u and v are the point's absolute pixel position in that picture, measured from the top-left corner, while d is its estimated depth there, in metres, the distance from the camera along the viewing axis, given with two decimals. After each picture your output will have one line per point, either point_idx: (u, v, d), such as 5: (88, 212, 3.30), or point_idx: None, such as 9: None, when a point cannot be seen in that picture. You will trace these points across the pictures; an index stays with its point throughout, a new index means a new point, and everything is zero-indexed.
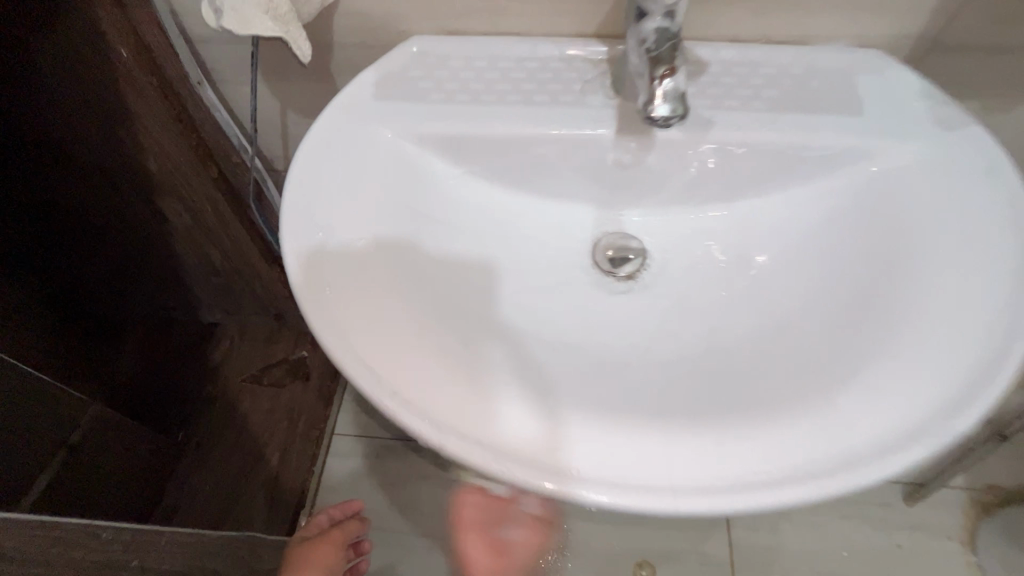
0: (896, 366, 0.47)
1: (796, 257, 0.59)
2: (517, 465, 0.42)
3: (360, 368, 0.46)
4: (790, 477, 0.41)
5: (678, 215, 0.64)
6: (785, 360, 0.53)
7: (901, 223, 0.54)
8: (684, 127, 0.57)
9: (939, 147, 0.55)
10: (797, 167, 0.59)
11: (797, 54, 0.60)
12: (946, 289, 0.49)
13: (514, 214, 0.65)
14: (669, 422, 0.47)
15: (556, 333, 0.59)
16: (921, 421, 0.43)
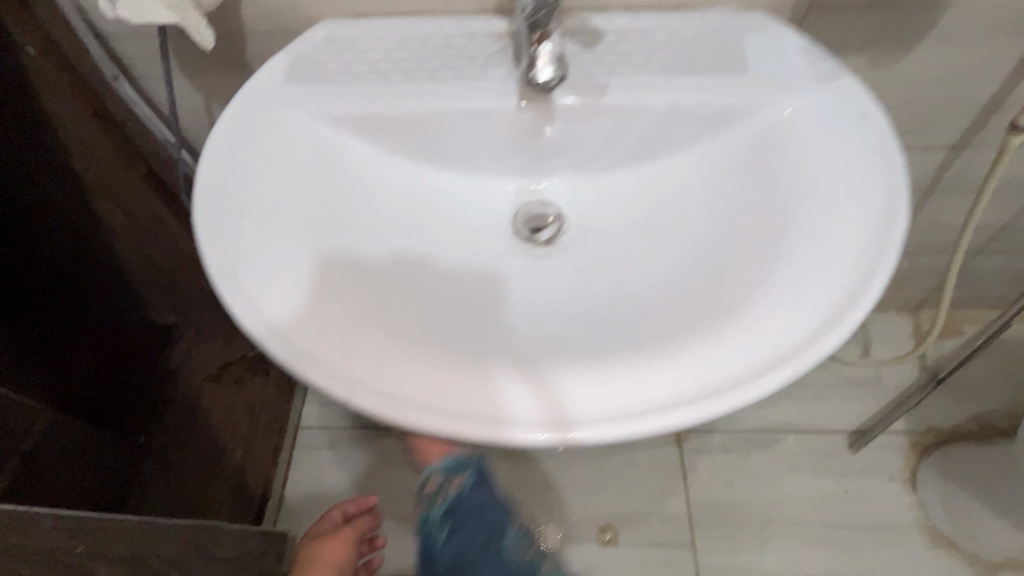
0: (773, 296, 0.51)
1: (696, 208, 0.62)
2: (435, 416, 0.46)
3: (280, 342, 0.49)
4: (675, 403, 0.47)
5: (591, 180, 0.68)
6: (681, 300, 0.57)
7: (784, 168, 0.58)
8: (581, 94, 0.60)
9: (818, 98, 0.59)
10: (693, 125, 0.62)
11: (685, 19, 0.63)
12: (820, 225, 0.54)
13: (435, 190, 0.67)
14: (571, 362, 0.51)
15: (474, 294, 0.61)
16: (791, 342, 0.48)
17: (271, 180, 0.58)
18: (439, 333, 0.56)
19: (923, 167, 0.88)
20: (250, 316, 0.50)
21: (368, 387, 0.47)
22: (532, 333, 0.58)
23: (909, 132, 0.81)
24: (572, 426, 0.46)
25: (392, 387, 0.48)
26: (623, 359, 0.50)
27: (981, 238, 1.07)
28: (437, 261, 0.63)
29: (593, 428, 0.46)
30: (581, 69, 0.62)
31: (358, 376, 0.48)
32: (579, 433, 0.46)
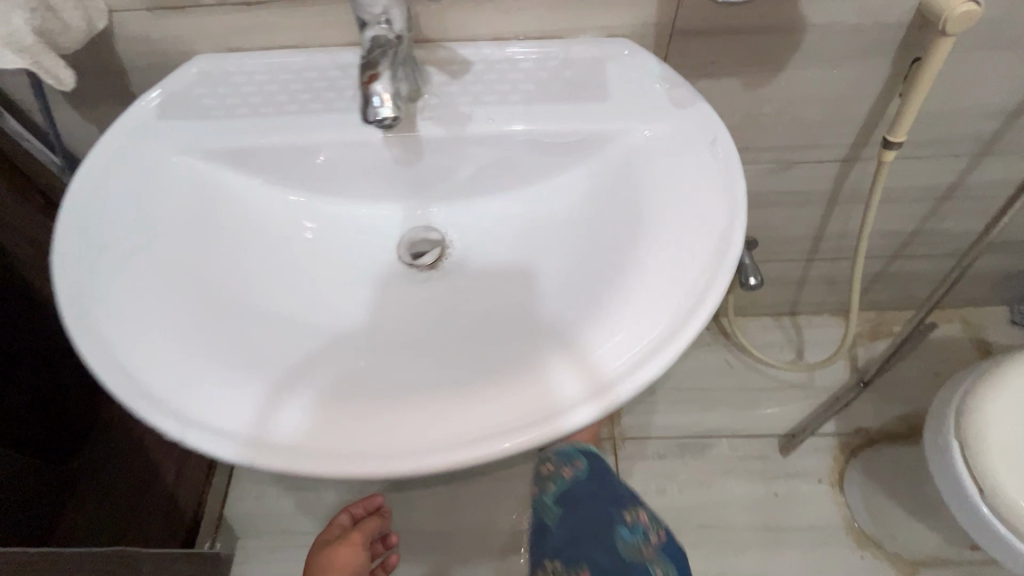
0: (663, 254, 0.55)
1: (568, 230, 0.64)
2: (499, 442, 0.47)
3: (308, 457, 0.47)
4: (659, 339, 0.51)
5: (471, 205, 0.69)
6: (576, 296, 0.59)
7: (639, 178, 0.60)
8: (444, 124, 0.62)
9: (672, 115, 0.61)
10: (559, 151, 0.63)
11: (552, 49, 0.65)
12: (677, 197, 0.57)
13: (322, 218, 0.68)
14: (471, 381, 0.53)
15: (347, 323, 0.63)
16: (707, 259, 0.54)
17: (137, 219, 0.59)
18: (313, 367, 0.56)
19: (822, 178, 0.90)
20: (270, 450, 0.47)
21: (414, 451, 0.47)
22: (408, 357, 0.59)
23: (799, 147, 0.83)
24: (615, 388, 0.49)
25: (250, 428, 0.49)
26: (621, 329, 0.52)
27: (894, 244, 1.10)
28: (320, 289, 0.64)
29: (634, 381, 0.49)
30: (446, 99, 0.63)
31: (396, 447, 0.48)
32: (627, 391, 0.49)
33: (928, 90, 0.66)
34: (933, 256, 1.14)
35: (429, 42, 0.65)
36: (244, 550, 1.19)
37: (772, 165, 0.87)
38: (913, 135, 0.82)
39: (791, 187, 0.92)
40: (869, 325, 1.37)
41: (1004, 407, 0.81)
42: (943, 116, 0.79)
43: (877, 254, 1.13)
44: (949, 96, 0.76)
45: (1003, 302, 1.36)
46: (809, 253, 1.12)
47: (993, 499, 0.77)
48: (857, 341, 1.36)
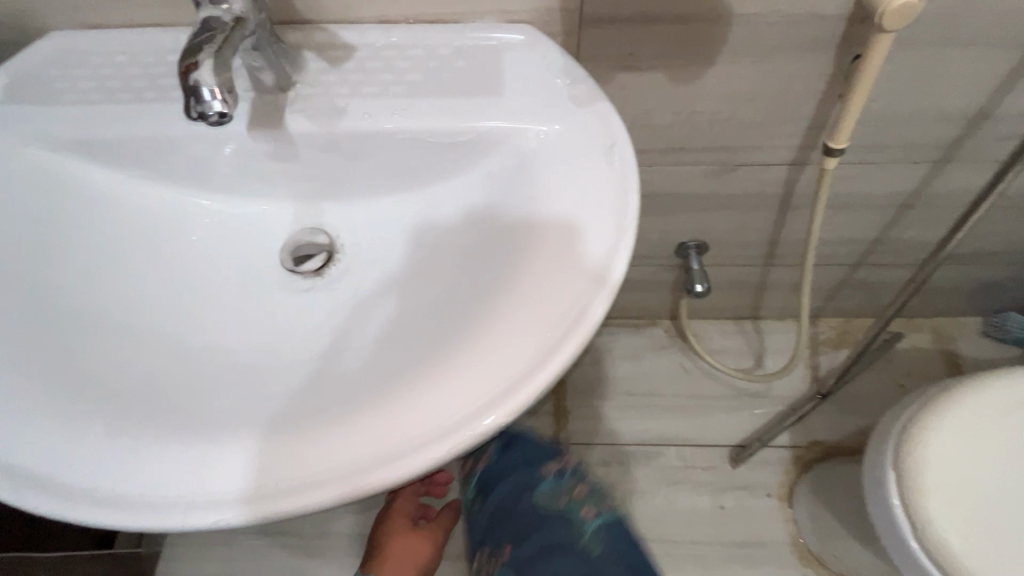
0: (570, 192, 0.52)
1: (461, 227, 0.59)
2: (529, 378, 0.44)
3: (355, 478, 0.42)
4: (613, 233, 0.49)
5: (364, 206, 0.64)
6: (488, 269, 0.54)
7: (527, 163, 0.55)
8: (315, 119, 0.55)
9: (566, 104, 0.54)
10: (448, 152, 0.57)
11: (446, 35, 0.58)
12: (562, 151, 0.53)
13: (196, 221, 0.63)
14: (411, 373, 0.50)
15: (219, 337, 0.58)
16: (614, 160, 0.52)
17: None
18: (181, 395, 0.52)
19: (769, 183, 0.83)
20: (304, 490, 0.42)
21: (454, 421, 0.44)
22: (295, 377, 0.55)
23: (741, 148, 0.76)
24: (611, 270, 0.47)
25: (80, 479, 0.44)
26: (589, 239, 0.49)
27: (855, 252, 1.03)
28: (199, 301, 0.59)
29: (625, 256, 0.48)
30: (321, 87, 0.56)
31: (432, 428, 0.44)
32: (623, 272, 0.47)
33: (869, 91, 0.59)
34: (898, 265, 1.07)
35: (308, 22, 0.58)
36: (171, 547, 1.15)
37: (713, 166, 0.80)
38: (866, 140, 0.74)
39: (738, 190, 0.85)
40: (834, 333, 1.31)
41: (945, 441, 0.76)
42: (898, 121, 0.71)
43: (839, 261, 1.07)
44: (904, 99, 0.68)
45: (977, 313, 1.30)
46: (765, 259, 1.06)
47: (924, 536, 0.72)
48: (820, 350, 1.30)
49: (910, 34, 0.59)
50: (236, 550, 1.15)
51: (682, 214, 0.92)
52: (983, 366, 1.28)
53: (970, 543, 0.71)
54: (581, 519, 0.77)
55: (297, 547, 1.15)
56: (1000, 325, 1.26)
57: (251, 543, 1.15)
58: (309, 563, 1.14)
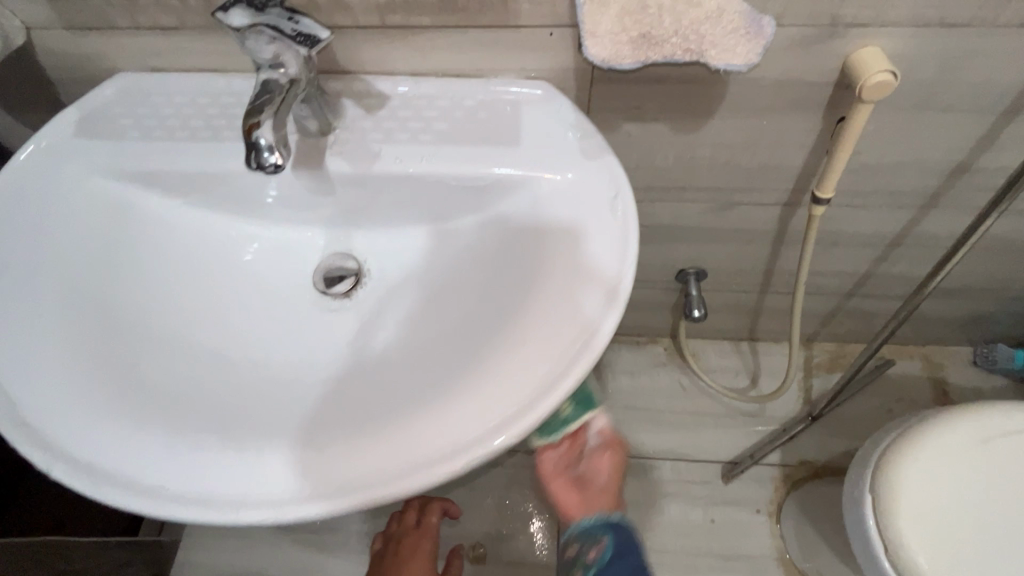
0: (576, 226, 0.59)
1: (475, 258, 0.65)
2: (551, 387, 0.51)
3: (404, 479, 0.48)
4: (616, 259, 0.56)
5: (389, 235, 0.71)
6: (504, 294, 0.61)
7: (536, 203, 0.61)
8: (351, 161, 0.62)
9: (575, 153, 0.61)
10: (468, 193, 0.64)
11: (470, 88, 0.64)
12: (568, 192, 0.60)
13: (239, 244, 0.70)
14: (441, 388, 0.56)
15: (258, 351, 0.64)
16: (613, 198, 0.59)
17: (47, 259, 0.60)
18: (226, 403, 0.59)
19: (764, 220, 0.89)
20: (348, 493, 0.48)
21: (479, 433, 0.50)
22: (327, 390, 0.61)
23: (738, 189, 0.82)
24: (620, 288, 0.54)
25: (149, 479, 0.50)
26: (595, 266, 0.56)
27: (846, 283, 1.08)
28: (241, 318, 0.66)
29: (630, 277, 0.55)
30: (357, 133, 0.63)
31: (460, 440, 0.50)
32: (627, 293, 0.54)
33: (850, 151, 0.65)
34: (888, 297, 1.13)
35: (347, 72, 0.65)
36: (191, 536, 1.22)
37: (711, 204, 0.86)
38: (854, 186, 0.80)
39: (735, 225, 0.91)
40: (827, 356, 1.37)
41: (920, 469, 0.82)
42: (883, 172, 0.77)
43: (831, 291, 1.12)
44: (888, 153, 0.73)
45: (967, 342, 1.35)
46: (761, 286, 1.11)
47: (895, 557, 0.78)
48: (813, 372, 1.36)
49: (893, 101, 0.65)
50: (254, 541, 1.22)
51: (683, 244, 0.98)
52: (970, 393, 1.33)
53: (938, 565, 0.77)
54: None
55: (309, 541, 1.22)
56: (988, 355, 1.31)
57: (266, 536, 1.22)
58: (320, 557, 1.20)
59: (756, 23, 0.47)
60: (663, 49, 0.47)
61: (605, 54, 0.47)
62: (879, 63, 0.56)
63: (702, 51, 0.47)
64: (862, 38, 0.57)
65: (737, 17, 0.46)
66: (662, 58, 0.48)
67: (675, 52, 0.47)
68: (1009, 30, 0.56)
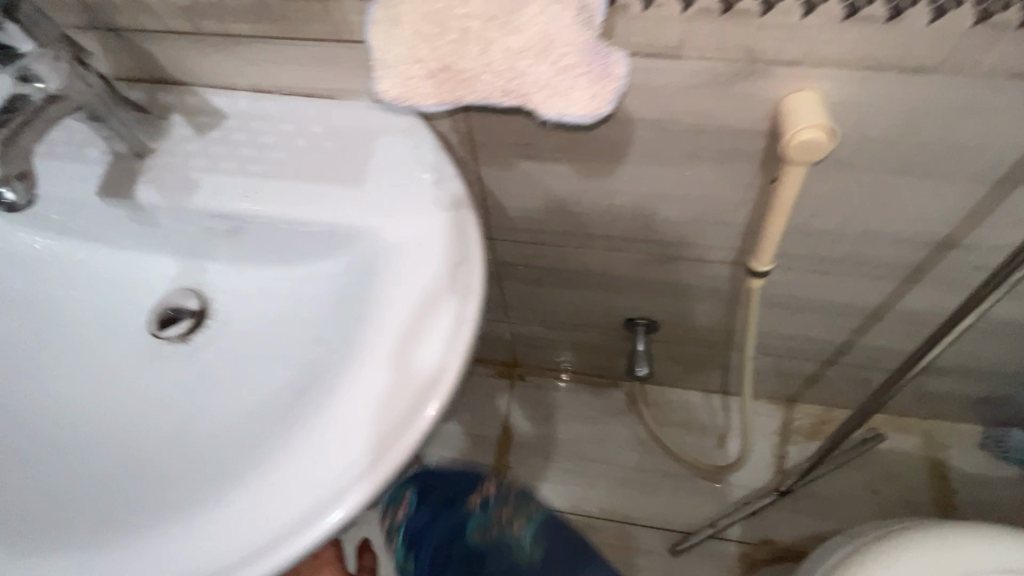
0: (390, 201, 0.50)
1: (312, 298, 0.55)
2: (455, 272, 0.47)
3: (416, 416, 0.43)
4: (442, 187, 0.50)
5: (240, 274, 0.60)
6: (347, 281, 0.52)
7: (362, 236, 0.50)
8: (164, 192, 0.52)
9: (423, 194, 0.50)
10: (308, 239, 0.53)
11: (318, 111, 0.53)
12: (388, 203, 0.50)
13: (73, 281, 0.60)
14: (329, 371, 0.48)
15: (70, 417, 0.54)
16: (429, 179, 0.50)
17: None
18: (53, 482, 0.50)
19: (713, 278, 0.75)
20: (240, 566, 0.39)
21: (367, 452, 0.42)
22: (156, 450, 0.52)
23: (675, 244, 0.68)
24: (445, 186, 0.50)
25: None
26: (411, 202, 0.50)
27: (823, 349, 0.93)
28: (59, 368, 0.57)
29: (449, 172, 0.50)
30: (179, 158, 0.53)
31: (347, 468, 0.42)
32: (456, 177, 0.50)
33: (787, 220, 0.51)
34: (876, 368, 0.96)
35: (180, 83, 0.55)
36: None
37: (647, 255, 0.73)
38: (815, 251, 0.66)
39: (680, 280, 0.78)
40: (810, 421, 1.20)
41: None
42: (850, 238, 0.62)
43: (807, 355, 0.97)
44: (852, 218, 0.59)
45: (977, 422, 1.16)
46: (725, 344, 0.96)
47: None
48: (791, 438, 1.19)
49: (848, 159, 0.51)
50: None
51: (625, 294, 0.84)
52: (972, 481, 1.15)
53: None
54: None
55: None
56: (1000, 441, 1.14)
57: None
58: None
59: (603, 60, 0.34)
60: (473, 86, 0.34)
61: (397, 91, 0.36)
62: (810, 109, 0.43)
63: (524, 96, 0.34)
64: (791, 80, 0.43)
65: (569, 56, 0.33)
66: (479, 99, 0.37)
67: (488, 93, 0.35)
68: (996, 83, 0.41)
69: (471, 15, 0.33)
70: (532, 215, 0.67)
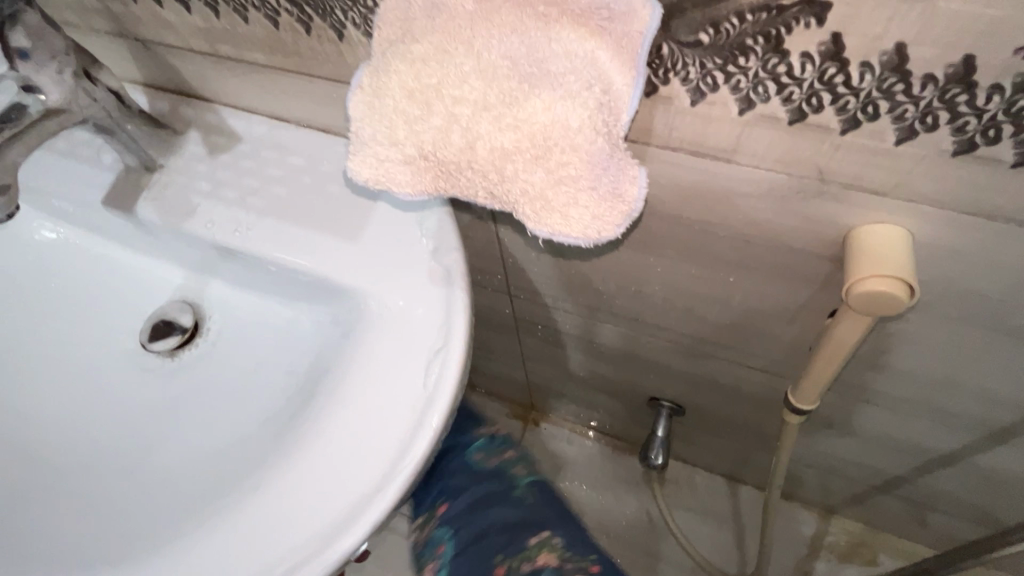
0: (384, 259, 0.46)
1: (298, 344, 0.52)
2: (436, 352, 0.42)
3: (361, 515, 0.38)
4: (441, 255, 0.45)
5: (232, 299, 0.57)
6: (334, 333, 0.49)
7: (346, 290, 0.46)
8: (162, 211, 0.49)
9: (419, 258, 0.45)
10: (300, 283, 0.49)
11: (330, 150, 0.50)
12: (381, 260, 0.46)
13: (72, 276, 0.58)
14: (289, 431, 0.44)
15: (44, 424, 0.52)
16: (430, 244, 0.46)
17: None
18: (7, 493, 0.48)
19: (750, 382, 0.65)
20: None
21: (288, 553, 0.38)
22: (101, 476, 0.49)
23: (710, 340, 0.59)
24: (445, 253, 0.45)
25: None
26: (406, 263, 0.45)
27: (874, 475, 0.80)
28: (32, 364, 0.55)
29: (450, 238, 0.46)
30: (183, 178, 0.51)
31: (264, 565, 0.38)
32: (457, 245, 0.45)
33: (844, 358, 0.42)
34: (935, 508, 0.82)
35: (202, 98, 0.53)
36: None
37: (679, 347, 0.64)
38: (879, 384, 0.55)
39: (712, 376, 0.68)
40: (846, 540, 1.05)
41: None
42: (922, 381, 0.51)
43: (854, 476, 0.84)
44: (929, 363, 0.48)
45: None
46: (760, 444, 0.85)
47: None
48: (821, 554, 1.05)
49: (931, 303, 0.41)
50: None
51: (648, 374, 0.75)
52: None
53: None
54: (523, 475, 0.56)
55: None
56: None
57: None
58: None
59: (614, 181, 0.31)
60: (458, 180, 0.33)
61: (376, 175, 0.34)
62: (877, 263, 0.33)
63: (511, 203, 0.33)
64: (870, 207, 0.34)
65: (573, 172, 0.30)
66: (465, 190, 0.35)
67: (473, 192, 0.33)
68: None
69: (460, 99, 0.30)
70: (552, 281, 0.61)
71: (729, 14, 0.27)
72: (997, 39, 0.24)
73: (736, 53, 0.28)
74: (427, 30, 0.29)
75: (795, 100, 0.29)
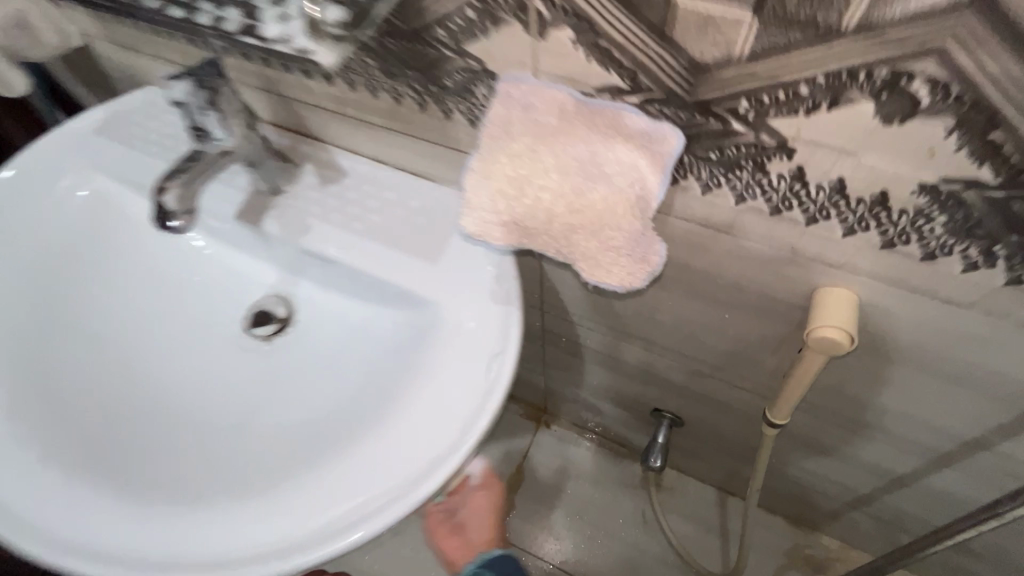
0: (457, 280, 0.59)
1: (373, 341, 0.64)
2: (496, 353, 0.55)
3: (437, 468, 0.49)
4: (501, 282, 0.58)
5: (320, 299, 0.70)
6: (408, 335, 0.61)
7: (426, 302, 0.59)
8: (283, 227, 0.63)
9: (484, 282, 0.58)
10: (386, 293, 0.62)
11: (418, 191, 0.64)
12: (455, 282, 0.59)
13: (194, 268, 0.72)
14: (373, 408, 0.56)
15: (170, 380, 0.63)
16: (493, 272, 0.59)
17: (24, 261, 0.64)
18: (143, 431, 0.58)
19: (741, 401, 0.77)
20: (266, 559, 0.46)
21: (378, 495, 0.49)
22: (215, 429, 0.60)
23: (709, 364, 0.71)
24: (504, 280, 0.59)
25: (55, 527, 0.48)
26: (473, 285, 0.58)
27: (846, 493, 0.92)
28: (162, 331, 0.67)
29: (508, 270, 0.59)
30: (300, 203, 0.64)
31: (358, 503, 0.48)
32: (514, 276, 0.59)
33: (810, 385, 0.54)
34: (900, 527, 0.93)
35: (317, 140, 0.67)
36: None
37: (682, 366, 0.76)
38: (844, 410, 0.67)
39: (708, 394, 0.80)
40: (824, 555, 1.16)
41: None
42: (877, 410, 0.63)
43: (829, 492, 0.95)
44: (880, 395, 0.60)
45: None
46: (747, 457, 0.97)
47: None
48: (799, 565, 1.16)
49: (878, 349, 0.53)
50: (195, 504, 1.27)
51: (654, 388, 0.88)
52: None
53: None
54: None
55: None
56: None
57: None
58: None
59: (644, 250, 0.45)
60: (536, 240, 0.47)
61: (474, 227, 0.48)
62: (829, 316, 0.46)
63: (570, 256, 0.47)
64: (828, 276, 0.47)
65: (618, 242, 0.44)
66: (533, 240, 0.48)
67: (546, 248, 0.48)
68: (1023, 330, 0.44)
69: (544, 188, 0.43)
70: (581, 305, 0.73)
71: (730, 145, 0.40)
72: (903, 183, 0.36)
73: (734, 168, 0.41)
74: (523, 133, 0.43)
75: (774, 202, 0.42)
